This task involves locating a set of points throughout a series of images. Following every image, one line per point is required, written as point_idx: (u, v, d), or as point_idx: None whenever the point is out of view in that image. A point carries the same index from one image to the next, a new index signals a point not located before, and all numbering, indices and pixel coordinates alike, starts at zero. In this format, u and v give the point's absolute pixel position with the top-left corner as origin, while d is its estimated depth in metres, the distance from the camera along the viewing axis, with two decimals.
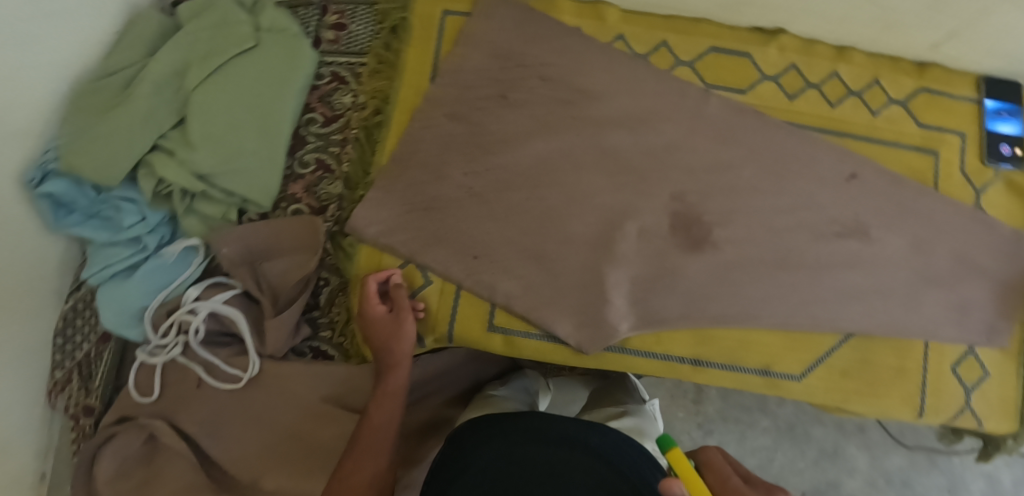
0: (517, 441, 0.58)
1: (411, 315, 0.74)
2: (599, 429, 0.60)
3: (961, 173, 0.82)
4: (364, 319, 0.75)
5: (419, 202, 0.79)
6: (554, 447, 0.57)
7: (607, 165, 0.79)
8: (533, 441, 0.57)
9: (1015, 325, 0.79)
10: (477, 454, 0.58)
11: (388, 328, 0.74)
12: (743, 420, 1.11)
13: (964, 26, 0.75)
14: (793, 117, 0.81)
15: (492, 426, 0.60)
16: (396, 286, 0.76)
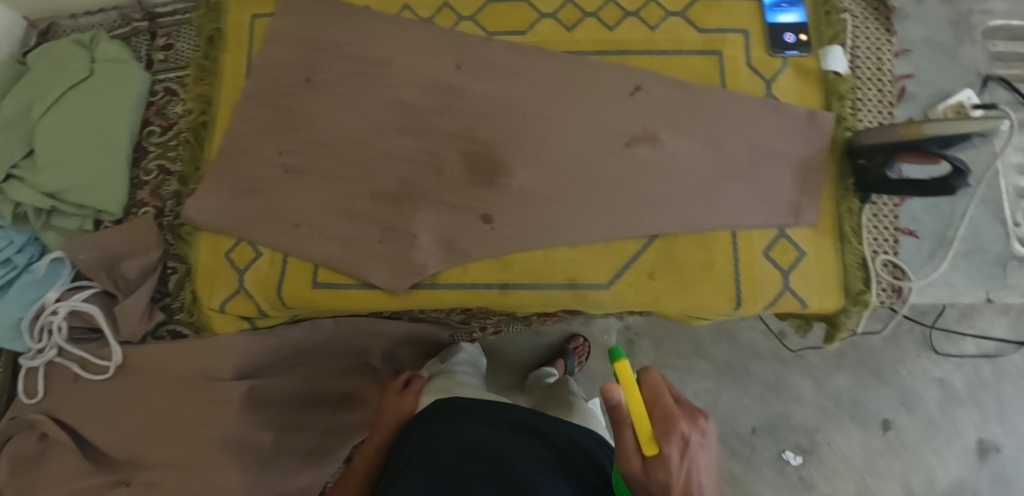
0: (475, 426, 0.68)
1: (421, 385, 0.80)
2: (550, 421, 0.72)
3: (748, 67, 0.85)
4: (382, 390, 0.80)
5: (245, 185, 0.86)
6: (505, 431, 0.68)
7: (404, 121, 0.85)
8: (495, 428, 0.68)
9: (818, 200, 0.81)
10: (430, 434, 0.67)
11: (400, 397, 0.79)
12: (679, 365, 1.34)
13: None
14: (572, 46, 0.86)
15: (463, 406, 0.73)
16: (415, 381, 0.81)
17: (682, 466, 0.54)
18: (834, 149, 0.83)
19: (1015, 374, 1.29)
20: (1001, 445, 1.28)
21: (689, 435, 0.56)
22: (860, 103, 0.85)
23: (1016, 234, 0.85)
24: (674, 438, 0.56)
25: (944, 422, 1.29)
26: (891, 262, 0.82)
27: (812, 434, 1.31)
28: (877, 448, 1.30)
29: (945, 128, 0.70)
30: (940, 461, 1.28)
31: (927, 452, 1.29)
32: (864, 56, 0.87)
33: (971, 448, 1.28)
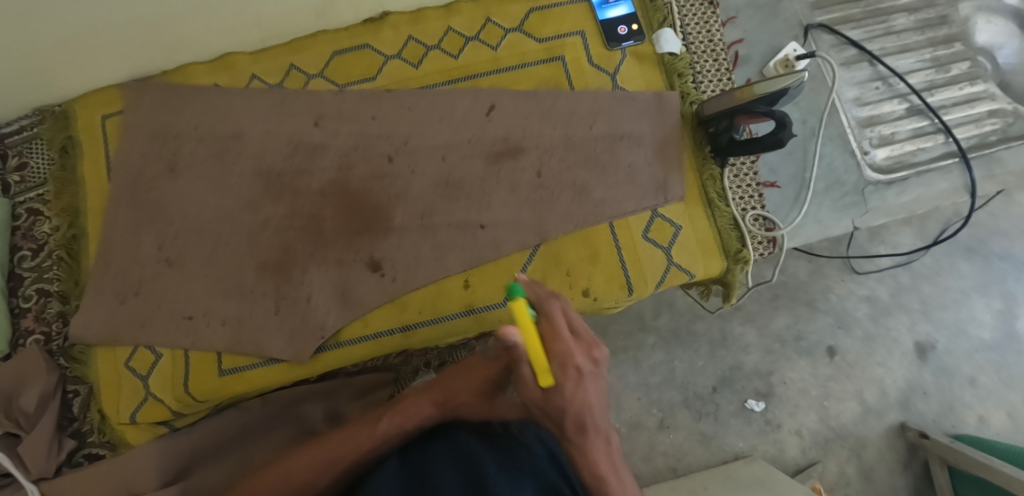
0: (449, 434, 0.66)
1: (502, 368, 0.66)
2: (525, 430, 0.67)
3: (591, 65, 0.89)
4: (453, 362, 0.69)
5: (130, 288, 0.85)
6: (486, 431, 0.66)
7: (274, 189, 0.85)
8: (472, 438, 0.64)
9: (681, 175, 0.86)
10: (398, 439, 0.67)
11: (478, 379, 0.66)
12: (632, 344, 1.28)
13: None
14: (423, 81, 0.88)
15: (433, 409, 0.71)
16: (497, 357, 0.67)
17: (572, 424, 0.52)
18: (685, 123, 0.88)
19: (929, 273, 1.35)
20: (936, 342, 1.32)
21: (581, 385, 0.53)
22: (700, 76, 0.91)
23: (865, 162, 0.92)
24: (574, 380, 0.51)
25: (879, 334, 1.32)
26: (760, 215, 0.86)
27: (768, 377, 1.29)
28: (828, 375, 1.30)
29: (769, 88, 0.75)
30: (886, 371, 1.31)
31: (872, 365, 1.31)
32: (695, 31, 0.92)
33: (909, 351, 1.32)
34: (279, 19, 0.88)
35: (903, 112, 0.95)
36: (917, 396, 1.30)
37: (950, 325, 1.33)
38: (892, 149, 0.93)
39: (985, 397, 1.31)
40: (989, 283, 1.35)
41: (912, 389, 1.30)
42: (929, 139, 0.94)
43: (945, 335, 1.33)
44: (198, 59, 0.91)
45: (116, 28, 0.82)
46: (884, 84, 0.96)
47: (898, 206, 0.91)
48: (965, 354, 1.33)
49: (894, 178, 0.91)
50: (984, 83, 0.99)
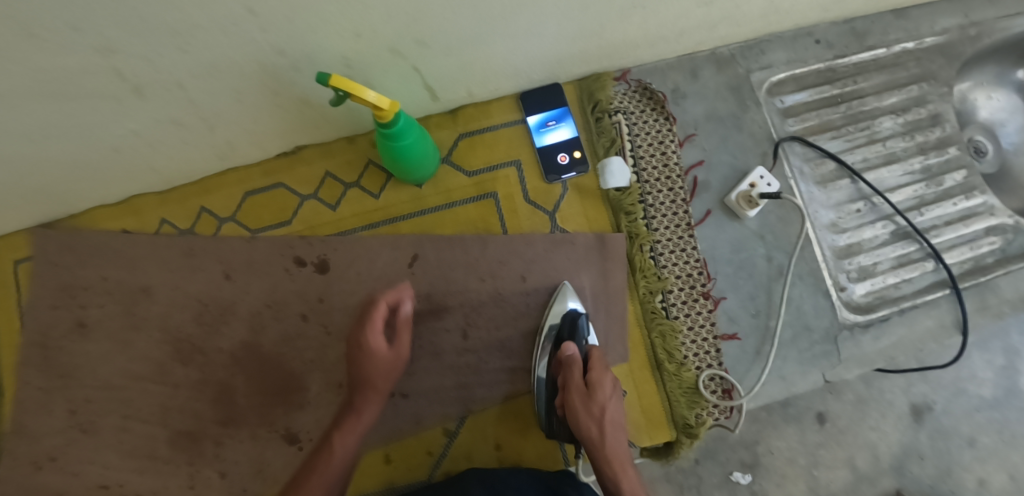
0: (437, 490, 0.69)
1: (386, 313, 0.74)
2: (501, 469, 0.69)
3: (526, 202, 0.80)
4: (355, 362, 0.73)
5: (44, 456, 0.82)
6: None
7: (184, 351, 0.80)
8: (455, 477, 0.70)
9: (626, 333, 0.77)
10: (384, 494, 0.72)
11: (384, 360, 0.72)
12: None
13: (468, 64, 0.72)
14: (340, 226, 0.81)
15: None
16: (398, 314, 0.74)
17: (607, 433, 0.63)
18: (633, 269, 0.78)
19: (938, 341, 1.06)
20: (934, 403, 1.01)
21: (592, 436, 0.63)
22: (653, 209, 0.80)
23: (840, 301, 0.81)
24: (593, 389, 0.65)
25: (872, 397, 1.01)
26: (716, 375, 0.77)
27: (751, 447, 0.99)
28: (816, 443, 0.99)
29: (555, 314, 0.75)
30: (879, 436, 1.00)
31: (864, 429, 1.00)
32: (647, 154, 0.81)
33: (905, 414, 1.00)
34: (180, 167, 0.79)
35: (887, 237, 0.83)
36: (911, 461, 0.99)
37: (947, 385, 1.01)
38: (872, 282, 0.82)
39: (991, 462, 1.00)
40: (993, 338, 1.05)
41: (906, 453, 1.00)
42: (915, 268, 0.83)
43: (945, 395, 1.02)
44: (103, 203, 0.84)
45: (1, 195, 0.75)
46: (867, 204, 0.83)
47: (876, 353, 0.80)
48: (965, 415, 1.01)
49: (872, 318, 0.81)
50: (983, 194, 0.85)
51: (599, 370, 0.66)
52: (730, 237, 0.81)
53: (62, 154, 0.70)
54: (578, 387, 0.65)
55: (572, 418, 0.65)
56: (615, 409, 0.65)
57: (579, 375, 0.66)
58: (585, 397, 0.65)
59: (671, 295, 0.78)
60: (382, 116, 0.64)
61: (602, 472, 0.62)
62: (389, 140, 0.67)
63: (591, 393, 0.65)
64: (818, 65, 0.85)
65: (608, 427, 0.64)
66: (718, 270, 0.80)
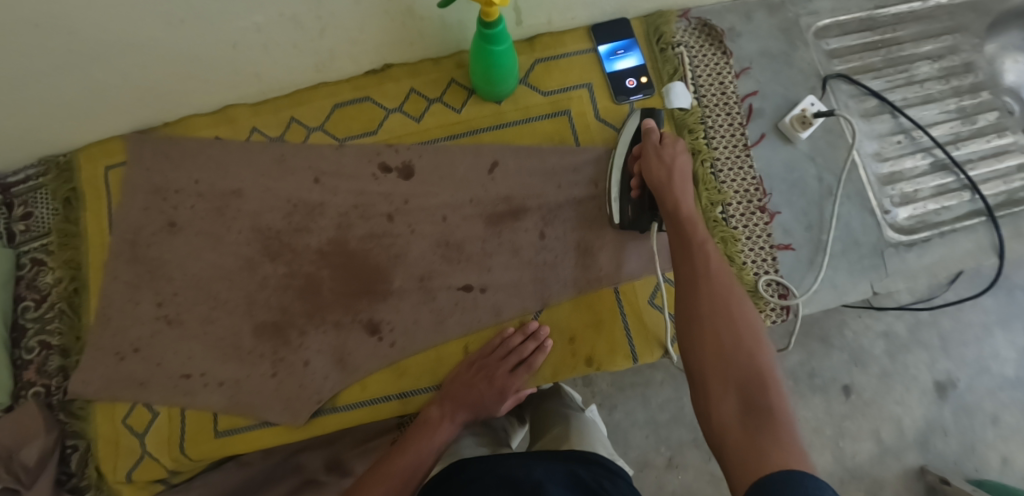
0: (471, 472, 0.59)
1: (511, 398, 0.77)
2: (534, 462, 0.59)
3: (597, 119, 0.87)
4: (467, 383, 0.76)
5: (128, 346, 0.84)
6: None
7: (271, 247, 0.85)
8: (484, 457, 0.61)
9: None
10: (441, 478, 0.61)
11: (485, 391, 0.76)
12: (639, 383, 1.07)
13: None
14: (424, 136, 0.87)
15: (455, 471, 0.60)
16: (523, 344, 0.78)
17: (674, 174, 0.72)
18: (696, 182, 0.85)
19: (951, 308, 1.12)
20: (957, 380, 1.10)
21: (661, 175, 0.72)
22: (712, 131, 0.87)
23: (885, 221, 0.87)
24: (665, 145, 0.75)
25: (896, 371, 1.11)
26: (773, 280, 0.82)
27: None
28: (842, 414, 1.09)
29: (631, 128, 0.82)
30: (904, 410, 1.09)
31: (889, 403, 1.09)
32: (706, 84, 0.89)
33: (928, 389, 1.10)
34: (279, 77, 0.85)
35: (926, 168, 0.90)
36: (936, 436, 1.08)
37: (971, 363, 1.10)
38: (914, 207, 0.88)
39: (1014, 441, 1.08)
40: (1015, 318, 1.13)
41: (930, 428, 1.08)
42: (953, 197, 0.89)
43: (967, 372, 1.11)
44: (199, 112, 0.90)
45: (115, 89, 0.80)
46: (906, 137, 0.91)
47: (921, 268, 0.86)
48: (988, 393, 1.10)
49: (915, 239, 0.86)
50: (1013, 134, 0.93)
51: (674, 136, 0.77)
52: (784, 159, 0.87)
53: (183, 46, 0.75)
54: (653, 145, 0.76)
55: (643, 162, 0.75)
56: (685, 163, 0.74)
57: (657, 137, 0.76)
58: (657, 149, 0.75)
59: (730, 207, 0.85)
60: (487, 15, 0.71)
61: (663, 194, 0.70)
62: (488, 41, 0.74)
63: (662, 146, 0.75)
64: (860, 14, 0.94)
65: (677, 171, 0.72)
66: (773, 187, 0.86)
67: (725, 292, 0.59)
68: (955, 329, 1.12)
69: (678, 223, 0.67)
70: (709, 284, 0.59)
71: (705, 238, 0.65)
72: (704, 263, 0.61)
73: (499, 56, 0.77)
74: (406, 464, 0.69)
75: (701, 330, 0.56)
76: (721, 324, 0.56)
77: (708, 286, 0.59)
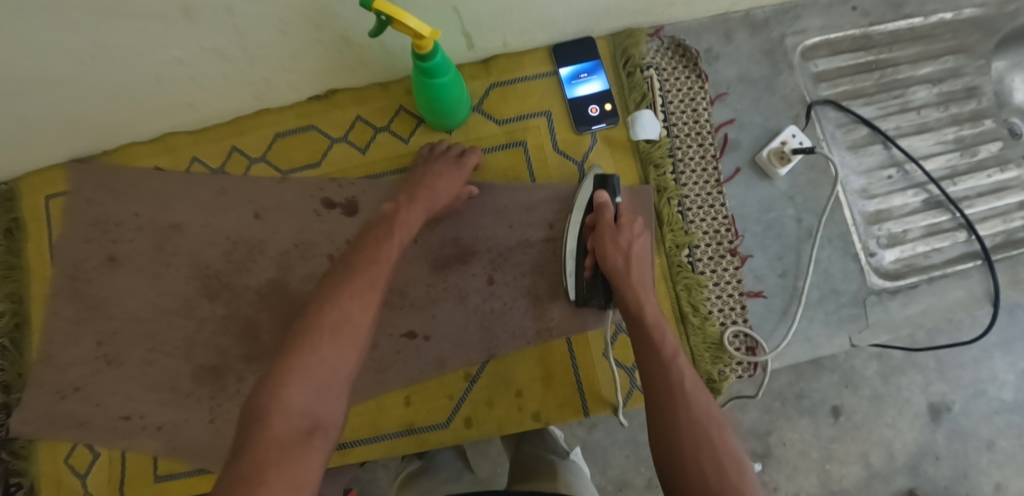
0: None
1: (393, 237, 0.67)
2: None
3: (556, 151, 0.80)
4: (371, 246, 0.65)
5: (68, 385, 0.83)
6: None
7: (212, 287, 0.83)
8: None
9: (651, 286, 0.76)
10: None
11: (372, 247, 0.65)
12: None
13: (508, 10, 0.71)
14: (369, 169, 0.82)
15: None
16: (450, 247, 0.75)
17: (632, 266, 0.66)
18: (660, 222, 0.78)
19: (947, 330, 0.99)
20: (953, 403, 0.97)
21: (618, 263, 0.66)
22: (682, 164, 0.80)
23: (869, 266, 0.80)
24: (623, 227, 0.69)
25: (888, 393, 0.98)
26: (741, 331, 0.76)
27: (762, 438, 0.97)
28: (830, 437, 0.97)
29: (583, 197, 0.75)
30: (895, 434, 0.97)
31: (879, 426, 0.97)
32: (678, 111, 0.81)
33: (921, 413, 0.97)
34: (216, 105, 0.80)
35: (918, 205, 0.82)
36: (927, 461, 0.96)
37: (968, 386, 0.97)
38: (902, 250, 0.81)
39: (1009, 467, 0.96)
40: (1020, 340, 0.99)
41: (922, 453, 0.96)
42: (946, 238, 0.82)
43: (963, 395, 0.98)
44: (138, 140, 0.86)
45: (43, 123, 0.76)
46: (898, 171, 0.83)
47: (904, 318, 0.80)
48: (984, 417, 0.97)
49: (901, 285, 0.80)
50: (1018, 168, 0.84)
51: (629, 216, 0.71)
52: (760, 196, 0.80)
53: (104, 82, 0.70)
54: (607, 223, 0.70)
55: (598, 246, 0.68)
56: (641, 245, 0.69)
57: (611, 214, 0.70)
58: (614, 232, 0.69)
59: (698, 250, 0.78)
60: (420, 47, 0.64)
61: (624, 293, 0.64)
62: (425, 74, 0.66)
63: (620, 230, 0.69)
64: (853, 32, 0.85)
65: (633, 257, 0.67)
66: (746, 227, 0.80)
67: (699, 408, 0.54)
68: (952, 352, 0.98)
69: (642, 328, 0.61)
70: (687, 408, 0.53)
71: (674, 350, 0.58)
72: (666, 345, 0.58)
73: (442, 86, 0.70)
74: (322, 370, 0.53)
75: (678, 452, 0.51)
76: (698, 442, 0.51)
77: (692, 397, 0.54)
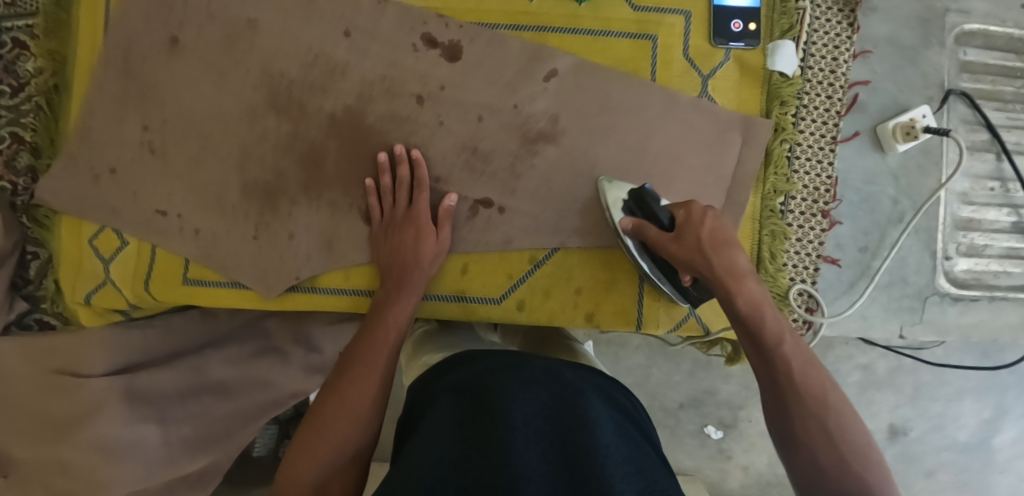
0: (482, 379, 0.55)
1: (421, 197, 0.72)
2: (562, 366, 0.59)
3: (684, 58, 0.74)
4: (404, 233, 0.71)
5: (105, 165, 0.77)
6: (456, 394, 0.55)
7: (279, 100, 0.75)
8: (450, 362, 0.63)
9: (738, 222, 0.74)
10: (464, 359, 0.61)
11: (407, 221, 0.71)
12: (616, 342, 1.06)
13: None
14: (480, 18, 0.74)
15: (467, 357, 0.61)
16: (539, 135, 0.73)
17: (711, 256, 0.59)
18: (767, 162, 0.74)
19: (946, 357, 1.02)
20: (912, 429, 1.01)
21: (699, 263, 0.59)
22: (804, 110, 0.75)
23: (941, 267, 0.79)
24: (683, 226, 0.61)
25: (859, 403, 1.00)
26: (806, 291, 0.76)
27: (733, 410, 1.08)
28: None
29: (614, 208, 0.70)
30: None
31: None
32: (819, 54, 0.75)
33: (881, 430, 1.01)
34: None
35: (1006, 226, 0.80)
36: None
37: (932, 418, 1.01)
38: (976, 262, 0.80)
39: None
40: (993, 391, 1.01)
41: None
42: (1020, 264, 0.81)
43: (925, 425, 1.01)
44: None
45: None
46: (1001, 186, 0.80)
47: (955, 326, 0.79)
48: (934, 450, 1.02)
49: (964, 295, 0.79)
50: None
51: (689, 208, 0.62)
52: (867, 169, 0.77)
53: None
54: (662, 233, 0.63)
55: (667, 253, 0.62)
56: (721, 231, 0.60)
57: (657, 228, 0.64)
58: (675, 236, 0.62)
59: (792, 201, 0.76)
60: None
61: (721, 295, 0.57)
62: None
63: (684, 228, 0.61)
64: (1014, 30, 0.80)
65: (712, 248, 0.59)
66: (845, 193, 0.77)
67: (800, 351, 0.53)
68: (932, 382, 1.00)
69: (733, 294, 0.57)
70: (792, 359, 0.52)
71: (764, 299, 0.56)
72: (756, 293, 0.56)
73: None
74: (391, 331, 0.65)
75: (785, 408, 0.51)
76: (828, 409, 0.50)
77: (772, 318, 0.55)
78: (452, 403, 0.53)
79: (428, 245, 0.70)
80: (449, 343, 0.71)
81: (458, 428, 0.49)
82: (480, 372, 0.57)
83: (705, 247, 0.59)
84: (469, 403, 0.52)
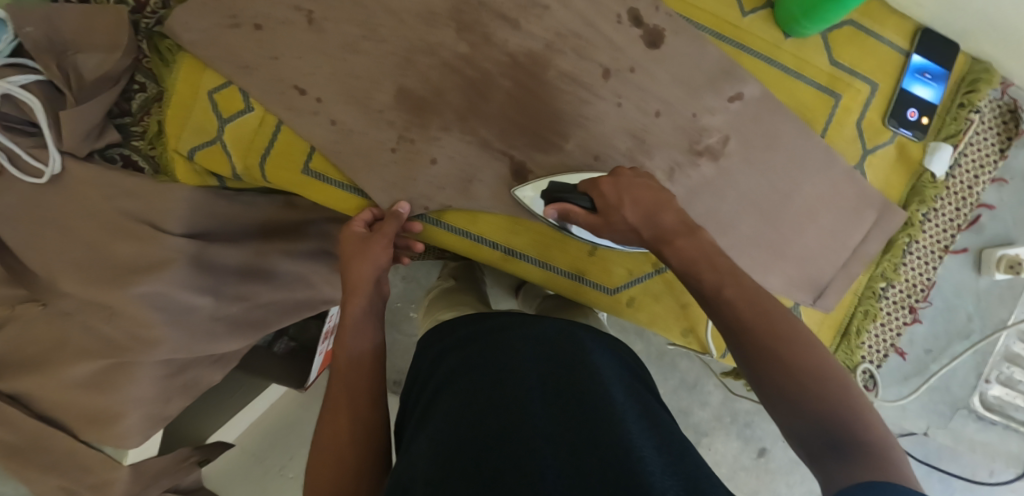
0: (483, 343, 0.54)
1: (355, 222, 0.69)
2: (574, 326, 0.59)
3: (855, 127, 0.76)
4: (359, 251, 0.67)
5: (249, 17, 0.70)
6: (460, 356, 0.55)
7: (462, 16, 0.70)
8: (467, 321, 0.62)
9: (844, 293, 0.78)
10: (473, 320, 0.61)
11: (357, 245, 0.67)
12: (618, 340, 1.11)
13: None
14: (689, 13, 0.72)
15: (468, 325, 0.60)
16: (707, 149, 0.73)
17: (639, 226, 0.58)
18: (888, 248, 0.79)
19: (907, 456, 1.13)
20: None
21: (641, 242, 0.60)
22: (934, 212, 0.80)
23: (980, 388, 0.87)
24: (607, 211, 0.60)
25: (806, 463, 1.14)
26: (869, 372, 0.82)
27: (698, 436, 1.13)
28: (743, 466, 1.13)
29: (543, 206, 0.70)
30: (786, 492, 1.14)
31: (780, 483, 1.13)
32: (965, 166, 0.79)
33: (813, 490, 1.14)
34: None
35: None
36: None
37: None
38: (1008, 393, 0.87)
39: None
40: None
41: None
42: None
43: None
44: None
45: None
46: None
47: (969, 439, 0.89)
48: None
49: (987, 417, 0.88)
50: None
51: (607, 192, 0.61)
52: (959, 283, 0.84)
53: None
54: (592, 218, 0.62)
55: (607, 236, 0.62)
56: (639, 202, 0.59)
57: (585, 211, 0.63)
58: (602, 223, 0.61)
59: (891, 289, 0.81)
60: None
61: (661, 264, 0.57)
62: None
63: (610, 210, 0.60)
64: None
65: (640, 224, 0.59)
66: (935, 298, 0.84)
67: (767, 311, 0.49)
68: None
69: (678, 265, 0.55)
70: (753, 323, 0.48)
71: (706, 260, 0.53)
72: (698, 257, 0.54)
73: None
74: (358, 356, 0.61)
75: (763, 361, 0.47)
76: (795, 349, 0.46)
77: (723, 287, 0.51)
78: (455, 369, 0.53)
79: (366, 261, 0.66)
80: (457, 302, 0.76)
81: (464, 394, 0.49)
82: (484, 334, 0.56)
83: (632, 226, 0.59)
84: (476, 369, 0.51)
